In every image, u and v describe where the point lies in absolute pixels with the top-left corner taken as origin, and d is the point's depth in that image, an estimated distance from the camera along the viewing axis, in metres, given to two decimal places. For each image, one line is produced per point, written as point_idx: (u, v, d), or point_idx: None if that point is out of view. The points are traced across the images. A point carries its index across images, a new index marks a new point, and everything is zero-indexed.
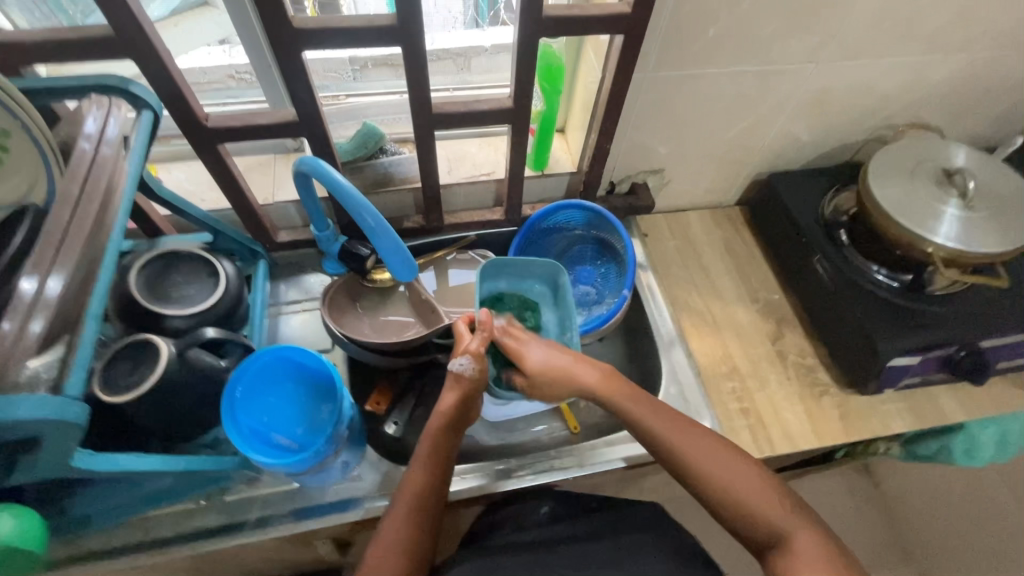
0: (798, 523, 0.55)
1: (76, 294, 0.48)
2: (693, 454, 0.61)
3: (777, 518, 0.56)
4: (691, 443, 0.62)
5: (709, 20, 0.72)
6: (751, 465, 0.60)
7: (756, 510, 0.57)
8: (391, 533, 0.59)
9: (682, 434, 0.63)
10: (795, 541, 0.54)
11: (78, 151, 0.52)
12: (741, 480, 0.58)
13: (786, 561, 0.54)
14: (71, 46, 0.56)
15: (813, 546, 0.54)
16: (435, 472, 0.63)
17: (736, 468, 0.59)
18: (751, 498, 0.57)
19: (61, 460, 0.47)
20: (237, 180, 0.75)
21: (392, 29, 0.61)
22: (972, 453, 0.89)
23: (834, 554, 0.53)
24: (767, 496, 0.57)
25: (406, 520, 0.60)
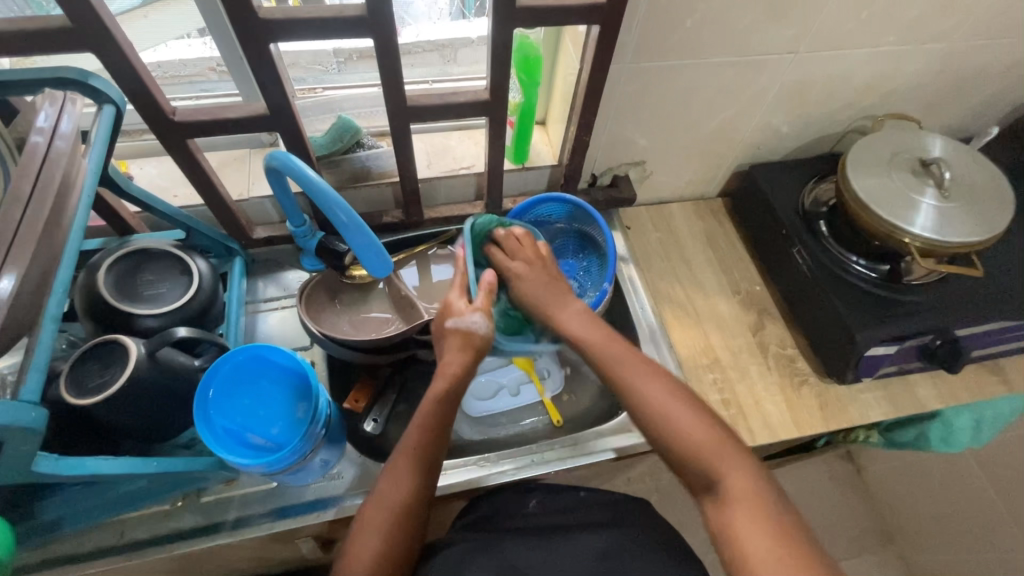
0: (737, 468, 0.54)
1: (33, 294, 0.47)
2: (652, 398, 0.60)
3: (721, 462, 0.55)
4: (649, 387, 0.61)
5: (685, 11, 0.71)
6: (707, 416, 0.58)
7: (697, 449, 0.56)
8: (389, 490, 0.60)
9: (644, 380, 0.62)
10: (729, 483, 0.54)
11: (30, 144, 0.51)
12: (691, 425, 0.58)
13: (720, 504, 0.53)
14: (26, 37, 0.54)
15: (749, 492, 0.52)
16: (416, 469, 0.61)
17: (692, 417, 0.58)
18: (698, 442, 0.56)
19: (22, 467, 0.45)
20: (209, 176, 0.73)
21: (363, 20, 0.60)
22: (948, 440, 0.91)
23: (768, 502, 0.52)
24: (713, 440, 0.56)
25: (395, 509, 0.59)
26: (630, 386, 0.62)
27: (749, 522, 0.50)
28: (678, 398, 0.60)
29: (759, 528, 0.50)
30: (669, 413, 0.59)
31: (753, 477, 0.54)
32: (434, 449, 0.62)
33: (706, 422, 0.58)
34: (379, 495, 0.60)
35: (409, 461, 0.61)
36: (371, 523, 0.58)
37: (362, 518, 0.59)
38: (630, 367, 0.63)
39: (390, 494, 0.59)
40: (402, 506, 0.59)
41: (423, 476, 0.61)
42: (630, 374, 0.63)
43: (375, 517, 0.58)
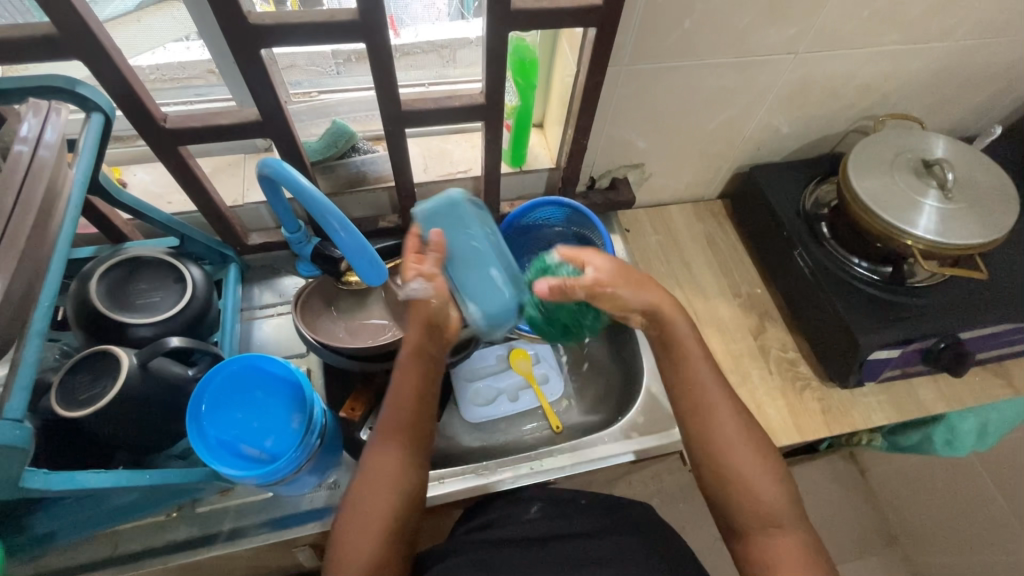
0: (795, 527, 0.58)
1: (18, 307, 0.46)
2: (728, 454, 0.60)
3: (780, 522, 0.58)
4: (730, 439, 0.60)
5: (683, 12, 0.70)
6: (777, 470, 0.60)
7: (765, 510, 0.58)
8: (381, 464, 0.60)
9: (730, 427, 0.61)
10: (779, 541, 0.57)
11: (14, 152, 0.50)
12: (763, 484, 0.59)
13: (767, 552, 0.57)
14: (11, 45, 0.53)
15: (800, 555, 0.56)
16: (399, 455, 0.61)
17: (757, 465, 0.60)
18: (765, 504, 0.58)
19: (10, 484, 0.45)
20: (202, 183, 0.72)
21: (355, 24, 0.59)
22: (953, 444, 0.91)
23: (815, 562, 0.56)
24: (777, 498, 0.59)
25: (385, 499, 0.58)
26: (708, 434, 0.61)
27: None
28: (758, 453, 0.60)
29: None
30: (745, 469, 0.59)
31: (802, 538, 0.57)
32: (410, 432, 0.62)
33: (776, 479, 0.59)
34: (359, 488, 0.59)
35: (393, 449, 0.61)
36: (359, 521, 0.57)
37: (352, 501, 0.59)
38: (718, 414, 0.61)
39: (378, 483, 0.59)
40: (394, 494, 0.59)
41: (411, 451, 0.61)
42: (718, 415, 0.61)
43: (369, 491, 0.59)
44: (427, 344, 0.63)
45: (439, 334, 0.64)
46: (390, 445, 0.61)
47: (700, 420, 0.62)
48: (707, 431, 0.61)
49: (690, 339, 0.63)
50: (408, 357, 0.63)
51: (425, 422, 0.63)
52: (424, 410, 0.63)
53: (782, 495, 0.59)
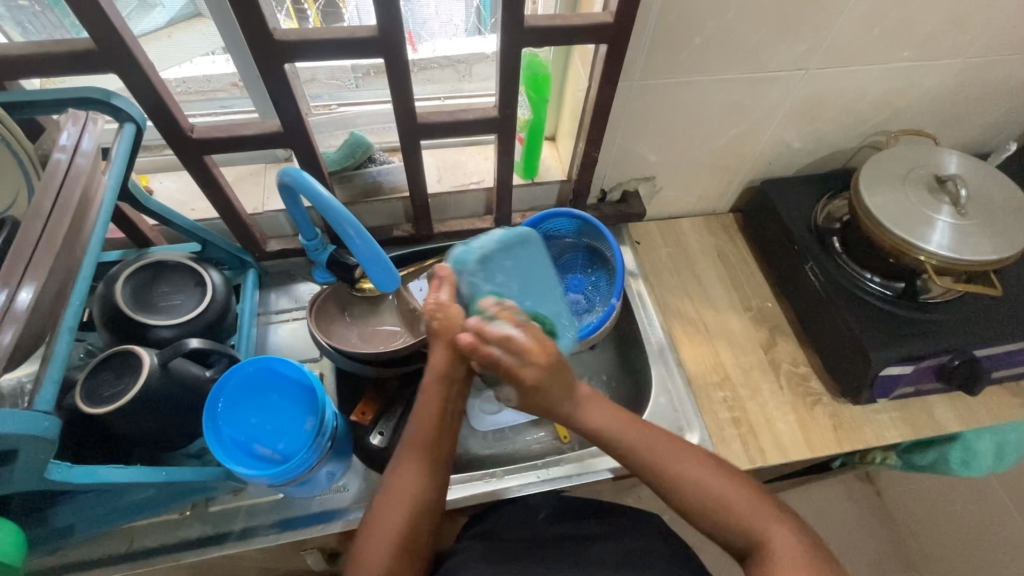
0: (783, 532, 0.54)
1: (51, 304, 0.49)
2: (689, 473, 0.57)
3: (759, 526, 0.54)
4: (685, 462, 0.58)
5: (693, 29, 0.71)
6: (735, 474, 0.58)
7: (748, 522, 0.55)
8: (405, 482, 0.60)
9: (674, 455, 0.58)
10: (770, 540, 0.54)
11: (53, 161, 0.53)
12: (736, 497, 0.56)
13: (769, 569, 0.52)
14: (53, 59, 0.56)
15: (796, 555, 0.52)
16: (421, 479, 0.60)
17: (726, 480, 0.57)
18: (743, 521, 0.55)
19: (35, 475, 0.47)
20: (225, 191, 0.75)
21: (374, 40, 0.61)
22: (969, 463, 0.89)
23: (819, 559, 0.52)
24: (749, 508, 0.55)
25: (402, 513, 0.58)
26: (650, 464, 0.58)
27: None
28: (702, 462, 0.58)
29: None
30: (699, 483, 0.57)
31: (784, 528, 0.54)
32: (430, 452, 0.61)
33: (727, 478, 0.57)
34: (381, 504, 0.60)
35: (413, 461, 0.61)
36: (378, 534, 0.58)
37: (381, 505, 0.60)
38: (654, 440, 0.59)
39: (398, 499, 0.59)
40: (412, 514, 0.59)
41: (430, 468, 0.61)
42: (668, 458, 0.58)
43: (387, 511, 0.59)
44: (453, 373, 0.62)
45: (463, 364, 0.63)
46: (408, 462, 0.61)
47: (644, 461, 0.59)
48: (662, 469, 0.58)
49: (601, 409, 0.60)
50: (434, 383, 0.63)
51: (447, 445, 0.64)
52: (445, 436, 0.63)
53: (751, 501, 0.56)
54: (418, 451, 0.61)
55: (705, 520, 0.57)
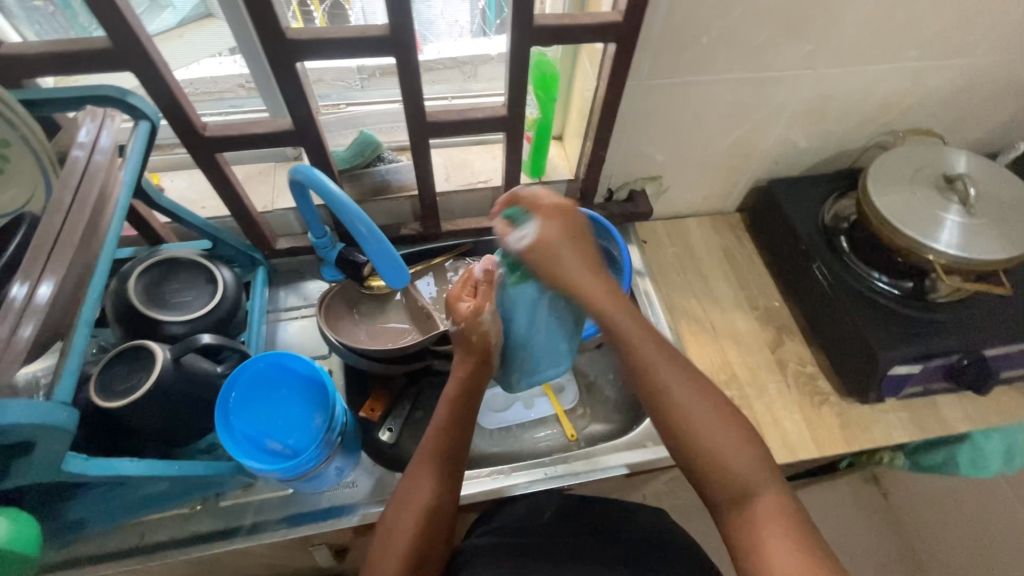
0: (769, 490, 0.55)
1: (69, 298, 0.50)
2: (692, 415, 0.58)
3: (754, 482, 0.55)
4: (695, 405, 0.59)
5: (701, 29, 0.72)
6: (737, 425, 0.59)
7: (738, 478, 0.55)
8: (417, 488, 0.62)
9: (685, 391, 0.60)
10: (760, 501, 0.54)
11: (70, 158, 0.54)
12: (734, 449, 0.57)
13: (749, 526, 0.54)
14: (70, 58, 0.57)
15: (780, 518, 0.53)
16: (434, 485, 0.62)
17: (728, 433, 0.57)
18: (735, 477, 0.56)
19: (53, 466, 0.47)
20: (236, 189, 0.76)
21: (385, 39, 0.62)
22: (978, 464, 0.88)
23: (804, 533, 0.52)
24: (746, 465, 0.56)
25: (412, 518, 0.60)
26: (664, 394, 0.60)
27: (783, 542, 0.51)
28: (714, 406, 0.59)
29: (782, 541, 0.51)
30: (704, 427, 0.58)
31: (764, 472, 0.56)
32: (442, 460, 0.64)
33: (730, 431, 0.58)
34: (395, 509, 0.61)
35: (427, 467, 0.64)
36: (390, 535, 0.59)
37: (396, 504, 0.62)
38: (664, 371, 0.61)
39: (409, 506, 0.61)
40: (423, 522, 0.60)
41: (443, 474, 0.64)
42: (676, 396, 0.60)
43: (399, 516, 0.60)
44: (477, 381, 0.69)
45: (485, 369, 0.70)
46: (422, 469, 0.63)
47: (657, 392, 0.60)
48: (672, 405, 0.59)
49: (631, 328, 0.62)
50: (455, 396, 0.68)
51: (459, 454, 0.66)
52: (458, 442, 0.66)
53: (752, 459, 0.57)
54: (431, 457, 0.64)
55: (697, 466, 0.58)
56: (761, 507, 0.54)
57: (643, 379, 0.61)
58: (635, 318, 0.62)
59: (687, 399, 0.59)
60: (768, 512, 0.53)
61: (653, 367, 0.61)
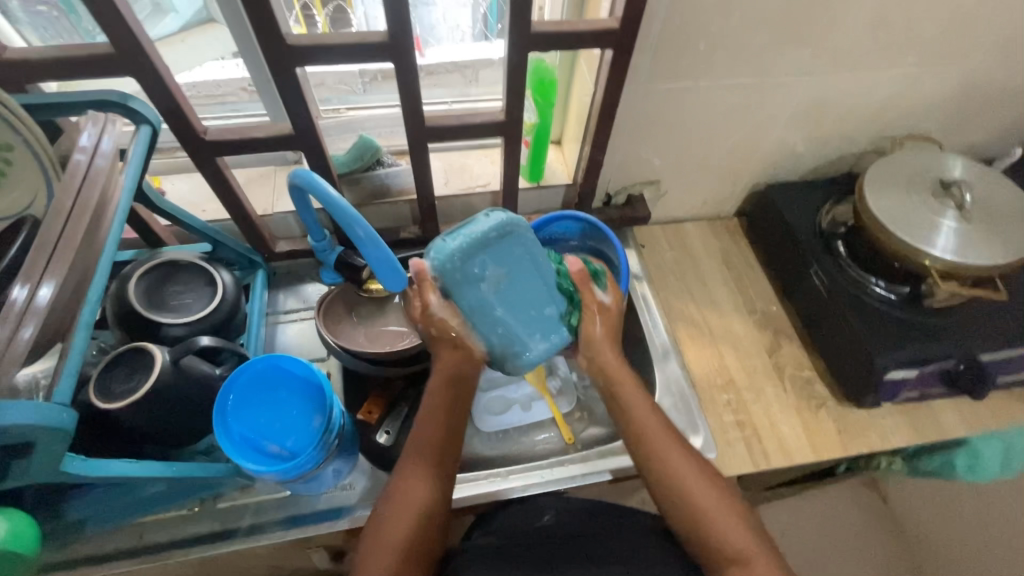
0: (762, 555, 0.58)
1: (69, 300, 0.50)
2: (687, 482, 0.62)
3: (746, 549, 0.58)
4: (689, 468, 0.63)
5: (698, 35, 0.72)
6: (721, 484, 0.63)
7: (727, 542, 0.59)
8: (413, 488, 0.62)
9: (678, 455, 0.64)
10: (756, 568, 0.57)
11: (72, 162, 0.55)
12: (723, 510, 0.61)
13: None
14: (73, 62, 0.58)
15: None
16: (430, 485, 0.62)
17: (717, 496, 0.62)
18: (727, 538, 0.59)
19: (53, 467, 0.48)
20: (236, 192, 0.76)
21: (384, 45, 0.62)
22: (975, 468, 0.89)
23: None
24: (739, 528, 0.59)
25: (406, 523, 0.59)
26: (658, 461, 0.64)
27: None
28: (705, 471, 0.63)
29: None
30: (695, 490, 0.62)
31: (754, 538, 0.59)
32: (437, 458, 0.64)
33: (722, 494, 0.62)
34: (386, 508, 0.61)
35: (424, 470, 0.63)
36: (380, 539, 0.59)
37: (389, 503, 0.61)
38: (659, 435, 0.66)
39: (403, 506, 0.61)
40: (414, 524, 0.60)
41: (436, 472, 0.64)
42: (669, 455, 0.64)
43: (393, 516, 0.60)
44: (463, 372, 0.69)
45: (473, 367, 0.70)
46: (418, 467, 0.63)
47: (651, 455, 0.65)
48: (668, 469, 0.63)
49: (638, 398, 0.69)
50: (439, 386, 0.69)
51: (452, 456, 0.66)
52: (451, 442, 0.66)
53: (741, 521, 0.60)
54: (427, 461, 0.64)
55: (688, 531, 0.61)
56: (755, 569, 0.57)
57: (639, 446, 0.66)
58: (644, 397, 0.69)
59: (682, 465, 0.63)
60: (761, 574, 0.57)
61: (648, 437, 0.66)
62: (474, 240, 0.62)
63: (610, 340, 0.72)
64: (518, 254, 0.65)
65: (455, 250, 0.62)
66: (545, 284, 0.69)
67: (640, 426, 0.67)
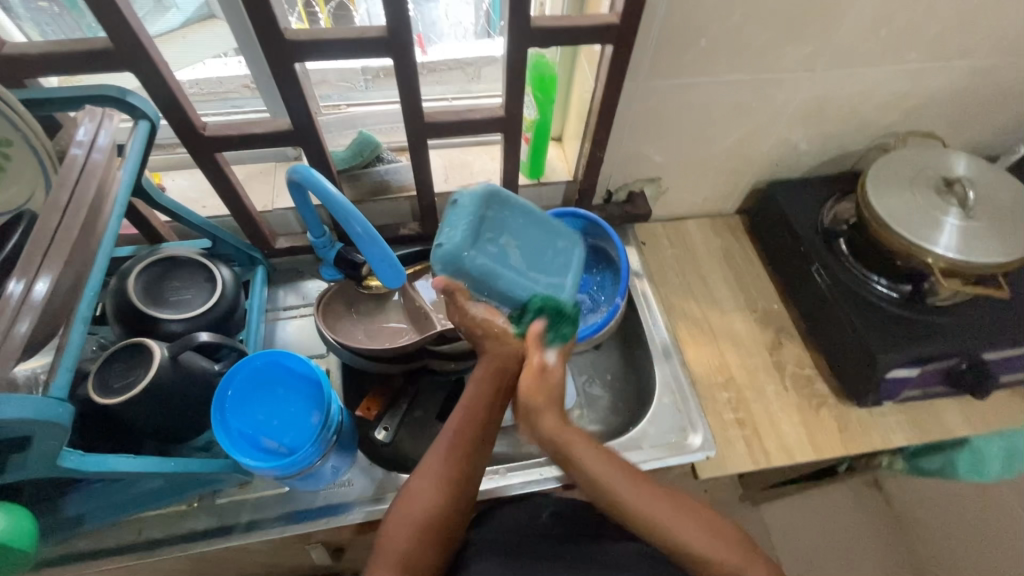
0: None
1: (65, 295, 0.50)
2: (670, 523, 0.54)
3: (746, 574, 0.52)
4: (664, 509, 0.55)
5: (699, 30, 0.72)
6: (703, 514, 0.56)
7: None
8: (431, 469, 0.60)
9: (649, 496, 0.56)
10: None
11: (69, 156, 0.54)
12: (713, 549, 0.53)
13: None
14: (71, 57, 0.58)
15: None
16: (453, 475, 0.60)
17: (703, 535, 0.54)
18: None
19: (49, 462, 0.48)
20: (235, 188, 0.76)
21: (383, 40, 0.62)
22: (978, 469, 0.88)
23: None
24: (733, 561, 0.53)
25: (420, 512, 0.58)
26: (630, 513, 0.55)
27: None
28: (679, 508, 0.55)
29: None
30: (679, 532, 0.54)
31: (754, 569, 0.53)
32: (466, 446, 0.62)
33: (705, 525, 0.54)
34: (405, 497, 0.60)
35: (445, 457, 0.61)
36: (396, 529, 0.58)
37: (407, 492, 0.60)
38: (625, 481, 0.57)
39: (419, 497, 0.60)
40: (428, 517, 0.58)
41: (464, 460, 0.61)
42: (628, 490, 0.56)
43: (402, 517, 0.58)
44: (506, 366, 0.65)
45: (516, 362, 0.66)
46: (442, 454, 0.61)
47: (625, 507, 0.55)
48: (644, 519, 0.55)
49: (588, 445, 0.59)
50: (486, 375, 0.66)
51: (486, 441, 0.63)
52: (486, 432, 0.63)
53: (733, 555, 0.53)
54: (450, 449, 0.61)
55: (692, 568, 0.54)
56: None
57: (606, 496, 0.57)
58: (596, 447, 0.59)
59: (656, 506, 0.55)
60: None
61: (613, 484, 0.56)
62: (467, 219, 0.64)
63: (549, 402, 0.62)
64: (506, 215, 0.69)
65: (457, 234, 0.63)
66: (545, 231, 0.73)
67: (597, 477, 0.57)
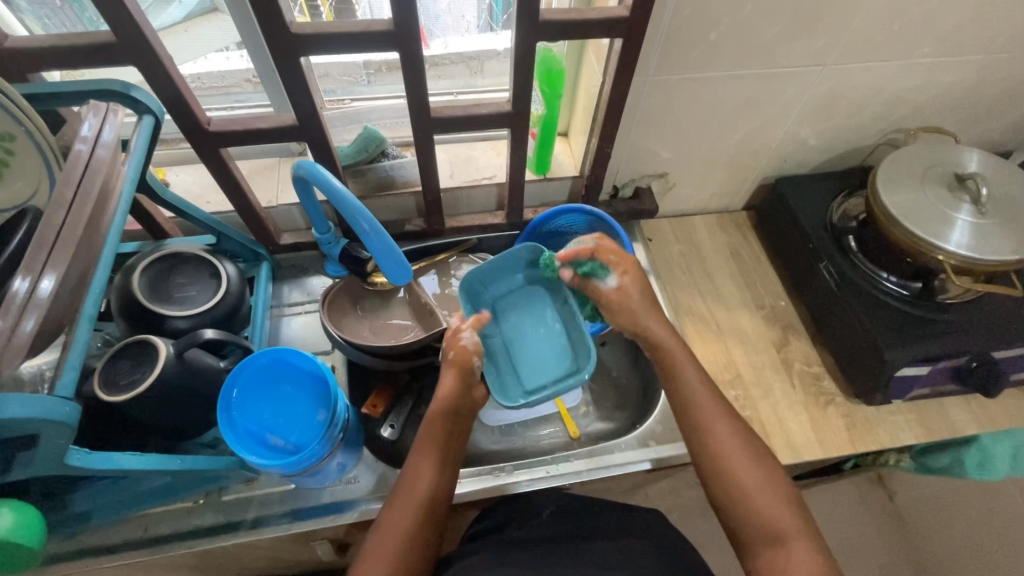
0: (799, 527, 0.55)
1: (70, 295, 0.50)
2: (728, 451, 0.61)
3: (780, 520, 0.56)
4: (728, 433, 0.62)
5: (710, 24, 0.71)
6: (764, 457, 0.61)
7: (769, 515, 0.56)
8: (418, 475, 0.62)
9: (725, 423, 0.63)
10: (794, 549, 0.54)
11: (74, 152, 0.54)
12: (759, 479, 0.59)
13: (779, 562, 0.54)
14: (75, 52, 0.57)
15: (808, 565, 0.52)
16: (436, 479, 0.62)
17: (755, 467, 0.60)
18: (774, 522, 0.56)
19: (57, 460, 0.48)
20: (240, 184, 0.76)
21: (389, 34, 0.61)
22: (985, 467, 0.84)
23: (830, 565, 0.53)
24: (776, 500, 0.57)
25: (409, 512, 0.59)
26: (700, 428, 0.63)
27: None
28: (744, 439, 0.62)
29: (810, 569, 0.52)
30: (733, 458, 0.60)
31: (790, 515, 0.56)
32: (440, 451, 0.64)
33: (761, 464, 0.60)
34: (392, 502, 0.60)
35: (428, 459, 0.63)
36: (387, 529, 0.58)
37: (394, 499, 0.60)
38: (706, 402, 0.65)
39: (408, 496, 0.60)
40: (419, 513, 0.59)
41: (441, 464, 0.63)
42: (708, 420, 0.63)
43: (393, 515, 0.59)
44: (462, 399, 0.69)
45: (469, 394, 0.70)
46: (425, 457, 0.63)
47: (696, 424, 0.63)
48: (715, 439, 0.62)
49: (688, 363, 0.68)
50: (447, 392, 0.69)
51: (456, 448, 0.66)
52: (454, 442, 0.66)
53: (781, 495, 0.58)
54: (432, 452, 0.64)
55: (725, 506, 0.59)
56: (792, 547, 0.54)
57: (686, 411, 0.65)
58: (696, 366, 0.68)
59: (723, 430, 0.62)
60: (797, 553, 0.54)
61: (695, 400, 0.65)
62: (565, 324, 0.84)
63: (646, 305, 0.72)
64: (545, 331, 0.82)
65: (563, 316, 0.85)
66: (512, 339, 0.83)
67: (688, 391, 0.66)
